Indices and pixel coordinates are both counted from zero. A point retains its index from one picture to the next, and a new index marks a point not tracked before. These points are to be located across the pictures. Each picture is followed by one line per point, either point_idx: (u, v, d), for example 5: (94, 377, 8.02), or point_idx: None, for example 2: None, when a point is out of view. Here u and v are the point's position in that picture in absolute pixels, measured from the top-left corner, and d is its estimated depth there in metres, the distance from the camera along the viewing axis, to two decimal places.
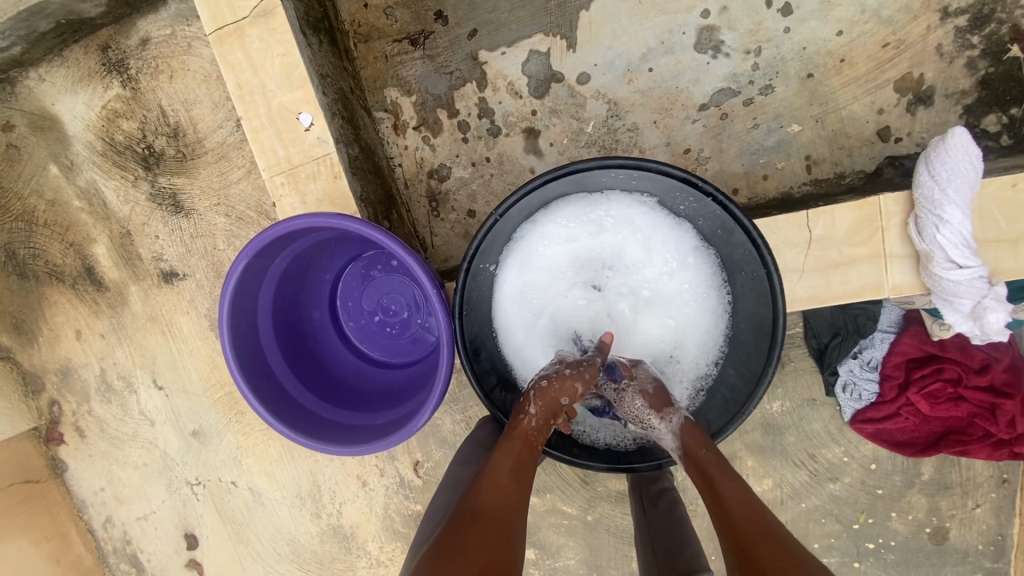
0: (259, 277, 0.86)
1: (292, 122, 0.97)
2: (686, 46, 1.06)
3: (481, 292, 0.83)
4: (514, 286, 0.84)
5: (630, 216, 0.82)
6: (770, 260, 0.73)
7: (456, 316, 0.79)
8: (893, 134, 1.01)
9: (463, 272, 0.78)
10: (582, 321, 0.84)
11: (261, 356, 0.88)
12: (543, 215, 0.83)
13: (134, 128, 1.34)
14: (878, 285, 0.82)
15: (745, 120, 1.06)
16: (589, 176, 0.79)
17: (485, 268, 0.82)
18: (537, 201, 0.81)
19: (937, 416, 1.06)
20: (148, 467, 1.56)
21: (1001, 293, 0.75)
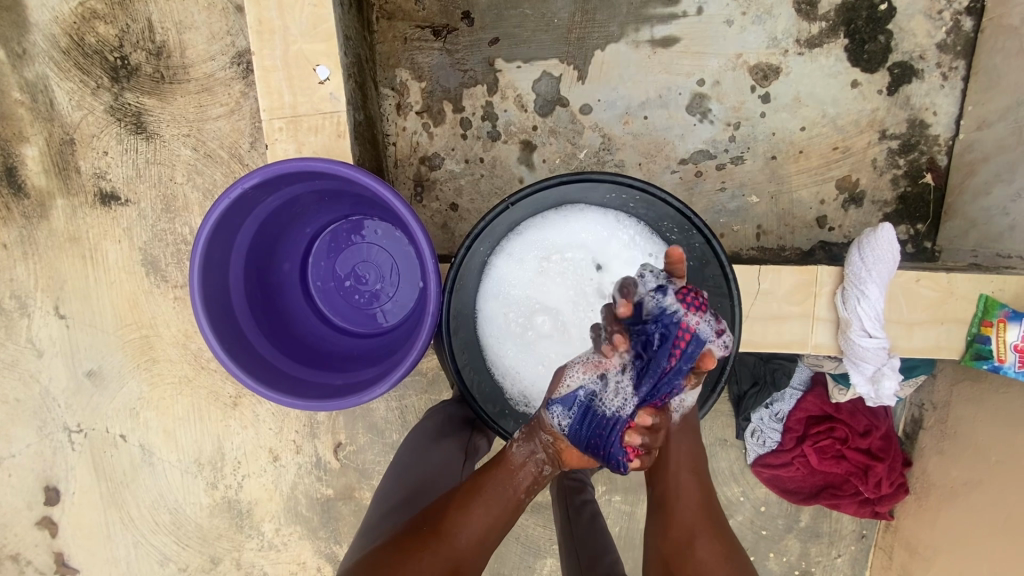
0: (243, 212, 0.83)
1: (307, 71, 0.97)
2: (680, 105, 1.19)
3: (473, 273, 0.88)
4: (506, 274, 0.90)
5: (625, 234, 0.90)
6: (737, 293, 0.82)
7: (446, 290, 0.84)
8: (828, 223, 1.19)
9: (463, 249, 0.83)
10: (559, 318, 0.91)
11: (226, 295, 0.84)
12: (546, 216, 0.90)
13: (111, 32, 1.25)
14: (803, 341, 0.95)
15: (714, 181, 1.20)
16: (598, 189, 0.87)
17: (483, 251, 0.88)
18: (547, 201, 0.88)
19: (822, 470, 1.22)
20: (21, 404, 1.38)
21: (895, 364, 0.91)
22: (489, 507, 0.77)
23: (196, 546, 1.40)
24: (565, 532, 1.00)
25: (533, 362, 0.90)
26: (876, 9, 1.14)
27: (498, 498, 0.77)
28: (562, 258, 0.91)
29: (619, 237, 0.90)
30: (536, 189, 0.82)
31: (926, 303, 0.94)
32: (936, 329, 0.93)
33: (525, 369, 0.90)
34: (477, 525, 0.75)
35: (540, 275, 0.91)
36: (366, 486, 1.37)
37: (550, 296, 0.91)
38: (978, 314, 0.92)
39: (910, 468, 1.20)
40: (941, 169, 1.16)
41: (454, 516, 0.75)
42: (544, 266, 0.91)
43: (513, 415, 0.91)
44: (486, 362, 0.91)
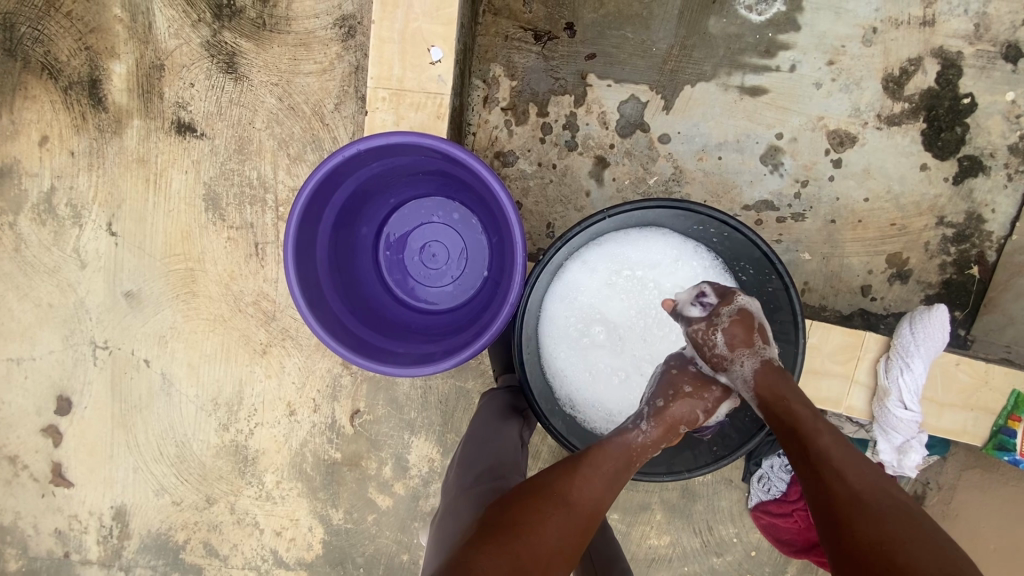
0: (340, 175, 0.86)
1: (421, 50, 1.00)
2: (754, 154, 1.23)
3: (553, 272, 0.92)
4: (580, 280, 0.95)
5: (699, 266, 0.95)
6: (802, 340, 0.85)
7: (527, 284, 0.87)
8: (871, 293, 1.23)
9: (553, 248, 0.86)
10: (619, 330, 0.95)
11: (314, 253, 0.87)
12: (627, 234, 0.95)
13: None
14: (838, 400, 0.99)
15: (772, 233, 1.24)
16: (686, 219, 0.91)
17: (564, 253, 0.91)
18: (634, 219, 0.92)
19: None
20: (52, 310, 1.39)
21: (922, 438, 0.96)
22: (609, 477, 0.79)
23: (194, 483, 1.41)
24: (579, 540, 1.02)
25: (589, 367, 0.95)
26: (958, 102, 1.19)
27: (618, 474, 0.80)
28: (633, 275, 0.95)
29: (694, 267, 0.94)
30: (632, 207, 0.86)
31: (960, 387, 0.98)
32: (965, 414, 0.98)
33: (580, 371, 0.94)
34: (596, 491, 0.77)
35: (608, 287, 0.95)
36: (374, 458, 1.38)
37: (613, 308, 0.95)
38: (1008, 408, 0.97)
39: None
40: (988, 264, 1.21)
41: (575, 482, 0.76)
42: (618, 281, 0.95)
43: (560, 414, 0.95)
44: (544, 357, 0.95)
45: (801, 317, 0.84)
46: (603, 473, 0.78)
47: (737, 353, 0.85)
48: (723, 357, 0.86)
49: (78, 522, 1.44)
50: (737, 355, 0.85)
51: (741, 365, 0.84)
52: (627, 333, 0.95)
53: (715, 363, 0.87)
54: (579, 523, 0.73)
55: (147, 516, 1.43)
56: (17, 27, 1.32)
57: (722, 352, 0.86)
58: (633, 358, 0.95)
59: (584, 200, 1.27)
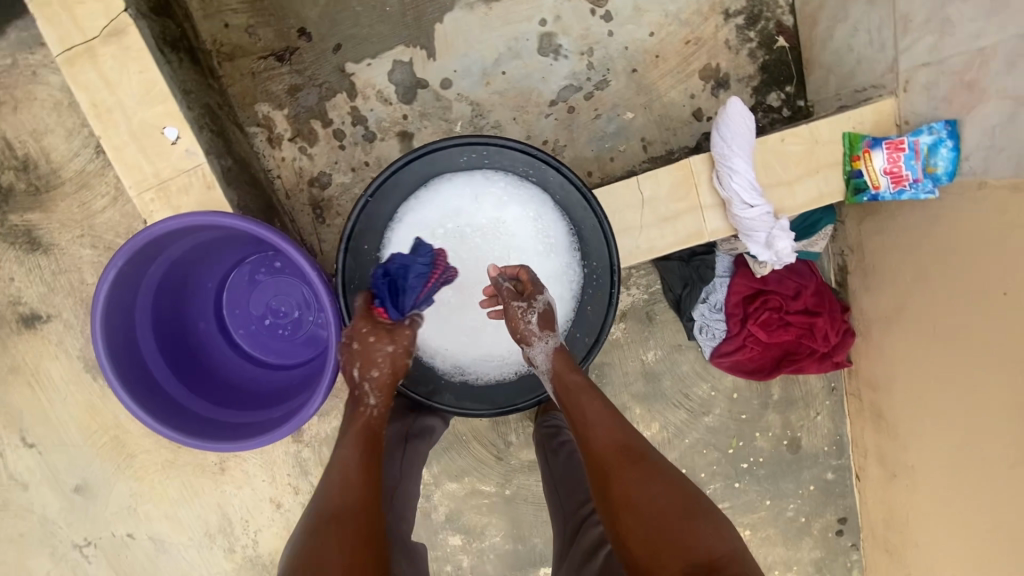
0: (124, 305, 0.86)
1: (157, 137, 0.97)
2: (531, 50, 1.21)
3: (362, 272, 0.89)
4: (398, 262, 0.91)
5: (496, 189, 0.91)
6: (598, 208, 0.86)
7: (339, 295, 0.84)
8: (704, 114, 1.23)
9: (343, 253, 0.85)
10: (460, 287, 0.92)
11: (153, 382, 0.89)
12: (414, 196, 0.90)
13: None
14: (699, 231, 1.00)
15: (588, 112, 1.23)
16: (450, 158, 0.88)
17: (365, 249, 0.88)
18: (408, 181, 0.89)
19: (774, 341, 1.27)
20: (23, 540, 1.40)
21: (782, 224, 0.96)
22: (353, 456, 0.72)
23: None
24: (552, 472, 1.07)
25: (450, 334, 0.93)
26: None
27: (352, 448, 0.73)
28: (444, 230, 0.91)
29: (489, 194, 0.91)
30: (385, 176, 0.84)
31: (798, 159, 0.98)
32: (813, 180, 0.99)
33: (441, 340, 0.93)
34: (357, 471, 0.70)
35: (427, 253, 0.91)
36: None
37: (444, 270, 0.91)
38: (846, 153, 0.98)
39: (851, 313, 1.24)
40: (790, 29, 1.20)
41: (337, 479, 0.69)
42: (428, 246, 0.91)
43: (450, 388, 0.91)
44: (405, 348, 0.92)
45: (587, 188, 0.85)
46: (345, 456, 0.72)
47: (543, 333, 0.85)
48: (529, 335, 0.85)
49: None
50: (542, 334, 0.85)
51: (541, 345, 0.85)
52: (468, 285, 0.92)
53: (520, 337, 0.86)
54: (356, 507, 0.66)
55: None
56: None
57: (530, 329, 0.85)
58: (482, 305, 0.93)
59: None
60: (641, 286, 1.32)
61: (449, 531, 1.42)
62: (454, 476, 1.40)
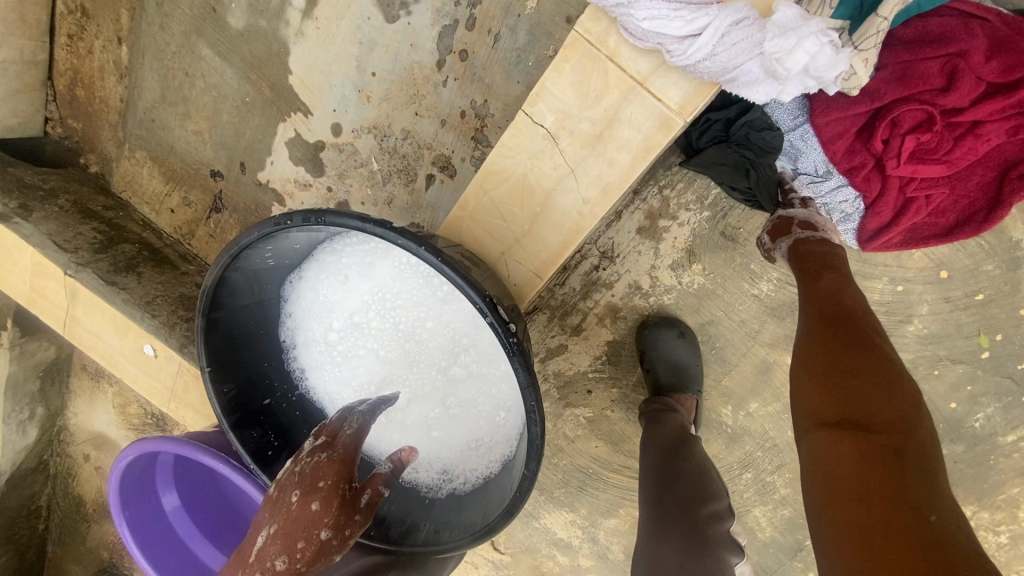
0: (153, 507, 0.88)
1: (144, 357, 1.03)
2: (383, 26, 0.93)
3: (285, 429, 0.73)
4: (319, 390, 0.74)
5: (352, 253, 0.67)
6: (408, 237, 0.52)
7: (259, 470, 0.69)
8: None
9: (235, 430, 0.68)
10: (391, 384, 0.70)
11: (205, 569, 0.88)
12: (289, 313, 0.72)
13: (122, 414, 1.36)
14: (658, 122, 0.59)
15: (484, 43, 0.89)
16: (271, 263, 0.66)
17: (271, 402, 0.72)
18: (262, 306, 0.70)
19: (965, 165, 0.72)
20: None
21: (776, 24, 0.50)
22: None
23: None
24: (653, 455, 0.82)
25: (415, 443, 0.72)
26: None
27: None
28: (335, 331, 0.70)
29: (347, 267, 0.67)
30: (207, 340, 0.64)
31: None
32: None
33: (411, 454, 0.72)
34: None
35: (337, 365, 0.72)
36: (544, 562, 1.24)
37: (363, 374, 0.71)
38: None
39: None
40: None
41: None
42: (333, 363, 0.72)
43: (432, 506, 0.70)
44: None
45: (378, 221, 0.52)
46: None
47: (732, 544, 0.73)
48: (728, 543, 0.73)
49: None
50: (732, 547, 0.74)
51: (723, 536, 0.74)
52: (397, 378, 0.70)
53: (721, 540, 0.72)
54: None
55: None
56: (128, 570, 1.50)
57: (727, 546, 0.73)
58: (425, 394, 0.70)
59: None
60: (692, 202, 0.89)
61: None
62: (608, 514, 1.16)
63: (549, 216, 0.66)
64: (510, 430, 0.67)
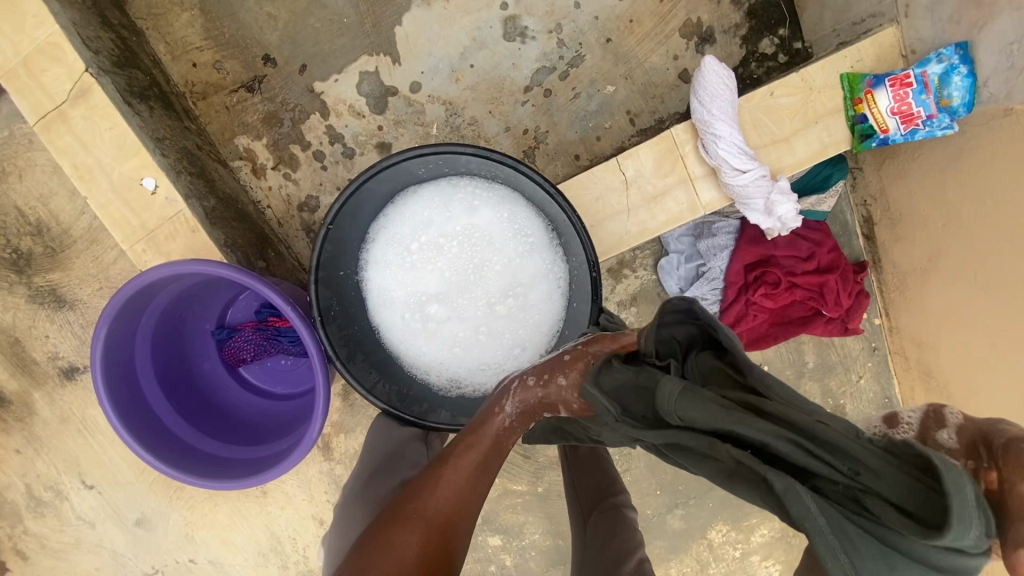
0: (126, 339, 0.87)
1: (136, 189, 1.00)
2: (496, 38, 1.15)
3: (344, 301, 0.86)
4: (381, 283, 0.89)
5: (465, 194, 0.88)
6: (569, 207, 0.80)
7: (319, 324, 0.80)
8: (691, 75, 1.14)
9: (314, 284, 0.80)
10: (446, 299, 0.88)
11: (150, 417, 0.90)
12: (388, 214, 0.88)
13: None
14: (691, 207, 0.93)
15: (565, 92, 1.16)
16: (411, 170, 0.84)
17: (340, 275, 0.86)
18: (374, 200, 0.86)
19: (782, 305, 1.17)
20: (100, 571, 1.50)
21: (783, 187, 0.87)
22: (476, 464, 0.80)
23: None
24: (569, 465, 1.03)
25: (438, 353, 0.89)
26: None
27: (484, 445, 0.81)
28: (421, 243, 0.88)
29: (457, 201, 0.88)
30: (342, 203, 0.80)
31: (791, 112, 0.90)
32: (813, 133, 0.90)
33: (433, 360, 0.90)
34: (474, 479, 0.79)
35: (408, 269, 0.88)
36: None
37: (427, 284, 0.88)
38: (847, 96, 0.90)
39: (866, 270, 1.15)
40: None
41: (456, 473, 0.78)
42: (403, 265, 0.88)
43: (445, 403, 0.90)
44: (395, 372, 0.90)
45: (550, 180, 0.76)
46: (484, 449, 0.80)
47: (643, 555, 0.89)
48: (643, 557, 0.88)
49: None
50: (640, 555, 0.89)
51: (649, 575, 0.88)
52: (453, 297, 0.89)
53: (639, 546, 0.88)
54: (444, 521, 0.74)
55: None
56: None
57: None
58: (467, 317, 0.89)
59: None
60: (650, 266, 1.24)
61: (487, 532, 1.41)
62: None
63: (598, 233, 0.94)
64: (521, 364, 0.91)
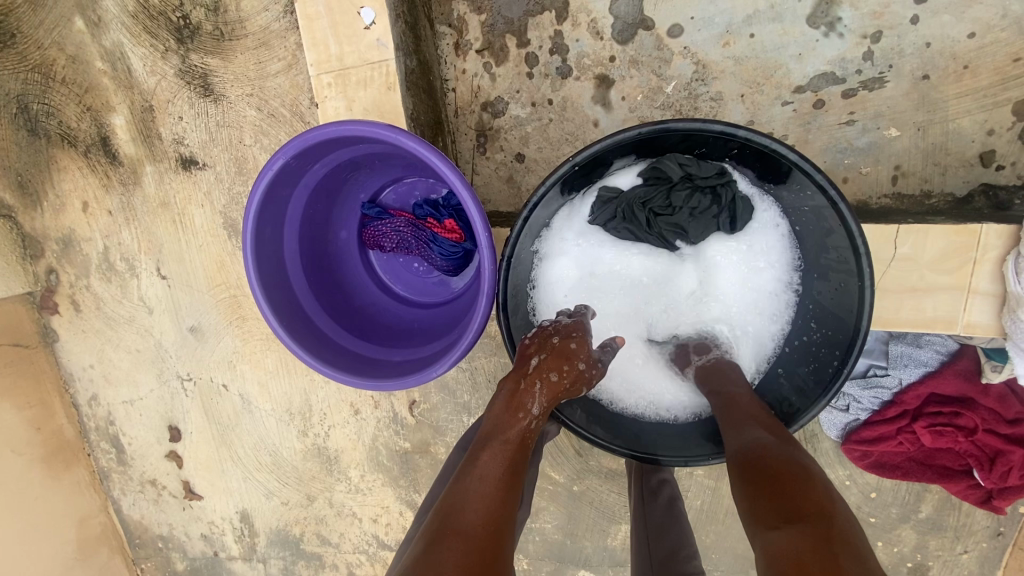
0: (292, 176, 0.80)
1: (352, 16, 0.88)
2: (798, 16, 0.95)
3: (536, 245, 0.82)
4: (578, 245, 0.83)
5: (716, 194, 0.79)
6: (868, 272, 0.69)
7: (503, 265, 0.77)
8: (996, 160, 0.93)
9: (521, 221, 0.77)
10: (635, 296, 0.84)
11: (280, 264, 0.84)
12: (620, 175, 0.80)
13: None
14: (951, 319, 0.76)
15: (840, 113, 0.96)
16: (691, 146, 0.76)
17: (544, 219, 0.81)
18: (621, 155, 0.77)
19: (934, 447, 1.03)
20: (141, 355, 1.46)
21: None
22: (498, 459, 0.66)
23: (294, 486, 1.48)
24: (640, 515, 0.91)
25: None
26: None
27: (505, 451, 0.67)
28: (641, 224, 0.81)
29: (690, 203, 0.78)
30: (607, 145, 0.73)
31: None
32: None
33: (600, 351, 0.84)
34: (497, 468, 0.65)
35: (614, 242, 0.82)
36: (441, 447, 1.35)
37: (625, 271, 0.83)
38: None
39: None
40: None
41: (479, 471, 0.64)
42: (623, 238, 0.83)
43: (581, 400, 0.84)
44: None
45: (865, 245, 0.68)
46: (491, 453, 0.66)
47: None
48: None
49: (216, 527, 1.54)
50: None
51: None
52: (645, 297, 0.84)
53: None
54: (481, 521, 0.59)
55: (267, 517, 1.51)
56: (27, 105, 1.33)
57: None
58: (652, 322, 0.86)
59: (594, 132, 1.06)
60: None
61: None
62: None
63: None
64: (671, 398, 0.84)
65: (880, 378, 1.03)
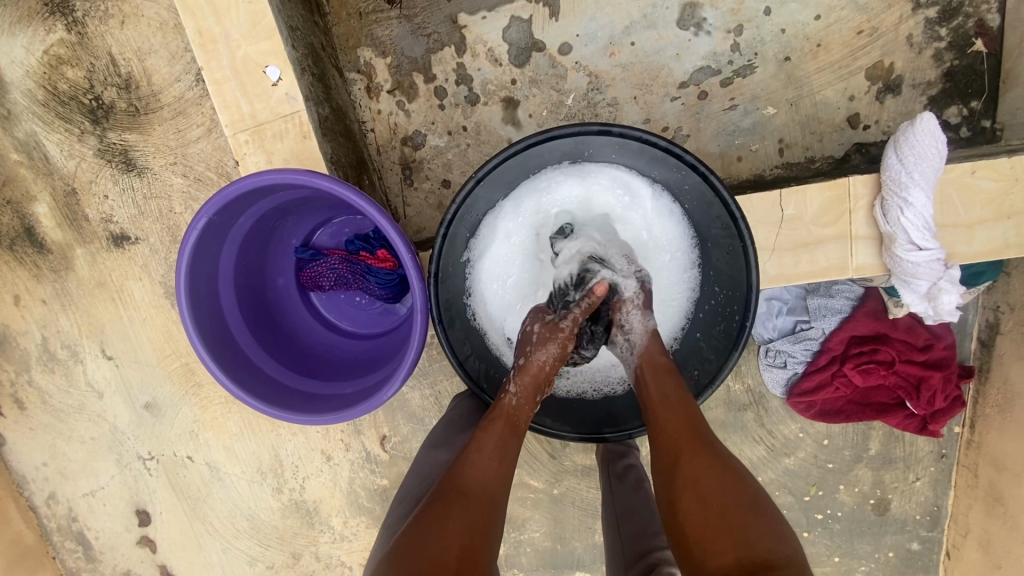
0: (219, 233, 0.83)
1: (258, 76, 0.92)
2: (669, 21, 1.05)
3: (460, 260, 0.86)
4: (499, 253, 0.88)
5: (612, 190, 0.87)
6: (747, 233, 0.78)
7: (433, 282, 0.82)
8: (862, 121, 1.05)
9: (440, 238, 0.82)
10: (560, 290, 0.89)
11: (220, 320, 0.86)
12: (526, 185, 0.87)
13: (50, 68, 1.24)
14: (842, 265, 0.85)
15: (722, 101, 1.06)
16: (587, 145, 0.83)
17: (462, 235, 0.85)
18: (521, 166, 0.84)
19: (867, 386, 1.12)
20: (96, 442, 1.41)
21: (955, 276, 0.82)
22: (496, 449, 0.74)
23: (277, 547, 1.44)
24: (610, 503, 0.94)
25: None
26: None
27: (505, 442, 0.75)
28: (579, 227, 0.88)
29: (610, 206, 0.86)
30: (505, 157, 0.81)
31: (986, 198, 0.83)
32: (1002, 226, 0.82)
33: None
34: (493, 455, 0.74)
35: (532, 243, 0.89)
36: None
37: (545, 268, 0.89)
38: None
39: (968, 380, 1.12)
40: (993, 31, 1.01)
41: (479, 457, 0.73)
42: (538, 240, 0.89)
43: None
44: (484, 349, 0.89)
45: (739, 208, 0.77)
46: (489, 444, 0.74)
47: None
48: None
49: None
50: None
51: None
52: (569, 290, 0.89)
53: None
54: (479, 500, 0.70)
55: None
56: None
57: None
58: None
59: None
60: None
61: None
62: None
63: None
64: (610, 378, 0.90)
65: (805, 331, 1.12)
